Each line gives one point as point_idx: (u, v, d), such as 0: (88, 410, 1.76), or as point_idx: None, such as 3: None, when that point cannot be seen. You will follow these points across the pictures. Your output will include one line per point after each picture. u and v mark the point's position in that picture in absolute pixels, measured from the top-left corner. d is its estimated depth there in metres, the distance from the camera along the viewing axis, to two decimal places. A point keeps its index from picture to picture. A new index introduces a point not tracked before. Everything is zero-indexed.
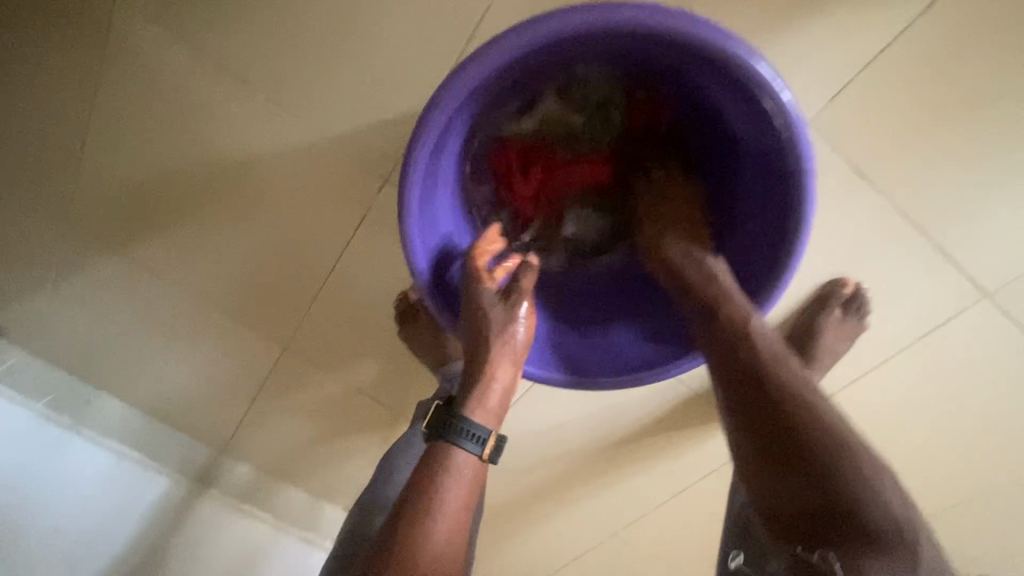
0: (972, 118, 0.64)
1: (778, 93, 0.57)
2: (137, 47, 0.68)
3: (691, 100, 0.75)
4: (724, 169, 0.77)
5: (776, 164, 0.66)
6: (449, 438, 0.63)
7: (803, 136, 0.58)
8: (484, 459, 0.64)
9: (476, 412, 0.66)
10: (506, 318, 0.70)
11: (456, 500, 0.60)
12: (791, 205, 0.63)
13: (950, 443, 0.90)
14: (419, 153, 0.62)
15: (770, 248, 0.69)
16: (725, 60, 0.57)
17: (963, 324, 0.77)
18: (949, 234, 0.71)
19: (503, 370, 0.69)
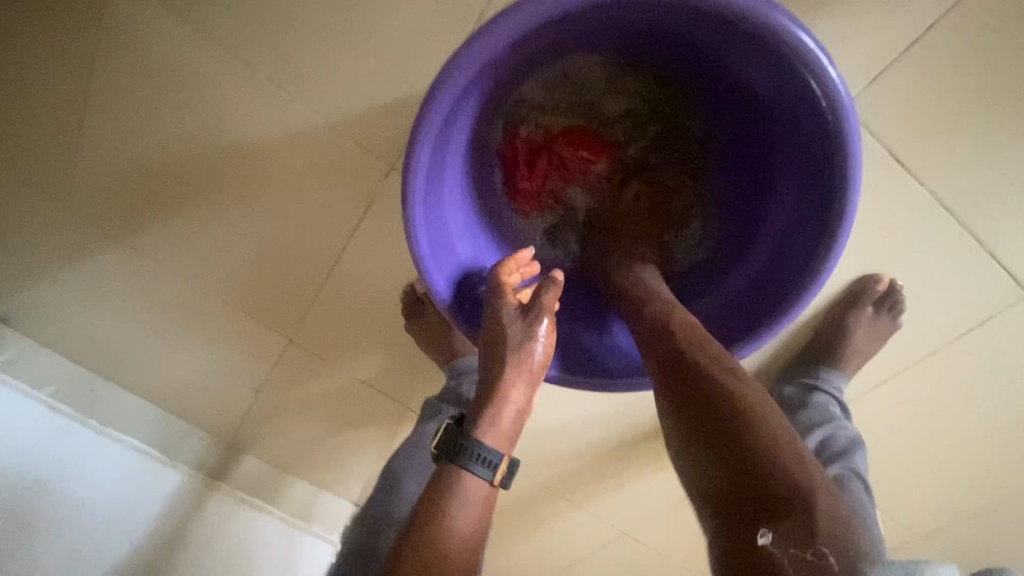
0: (1004, 114, 0.65)
1: (824, 70, 0.51)
2: (149, 42, 0.71)
3: (725, 79, 0.66)
4: (758, 159, 0.69)
5: (814, 150, 0.59)
6: (462, 469, 0.55)
7: (850, 116, 0.52)
8: (496, 485, 0.56)
9: (486, 436, 0.57)
10: (526, 333, 0.62)
11: (465, 542, 0.53)
12: (832, 192, 0.57)
13: (966, 446, 0.90)
14: (424, 140, 0.55)
15: (807, 246, 0.61)
16: (765, 31, 0.50)
17: (1002, 324, 0.78)
18: (987, 227, 0.71)
19: (519, 388, 0.60)
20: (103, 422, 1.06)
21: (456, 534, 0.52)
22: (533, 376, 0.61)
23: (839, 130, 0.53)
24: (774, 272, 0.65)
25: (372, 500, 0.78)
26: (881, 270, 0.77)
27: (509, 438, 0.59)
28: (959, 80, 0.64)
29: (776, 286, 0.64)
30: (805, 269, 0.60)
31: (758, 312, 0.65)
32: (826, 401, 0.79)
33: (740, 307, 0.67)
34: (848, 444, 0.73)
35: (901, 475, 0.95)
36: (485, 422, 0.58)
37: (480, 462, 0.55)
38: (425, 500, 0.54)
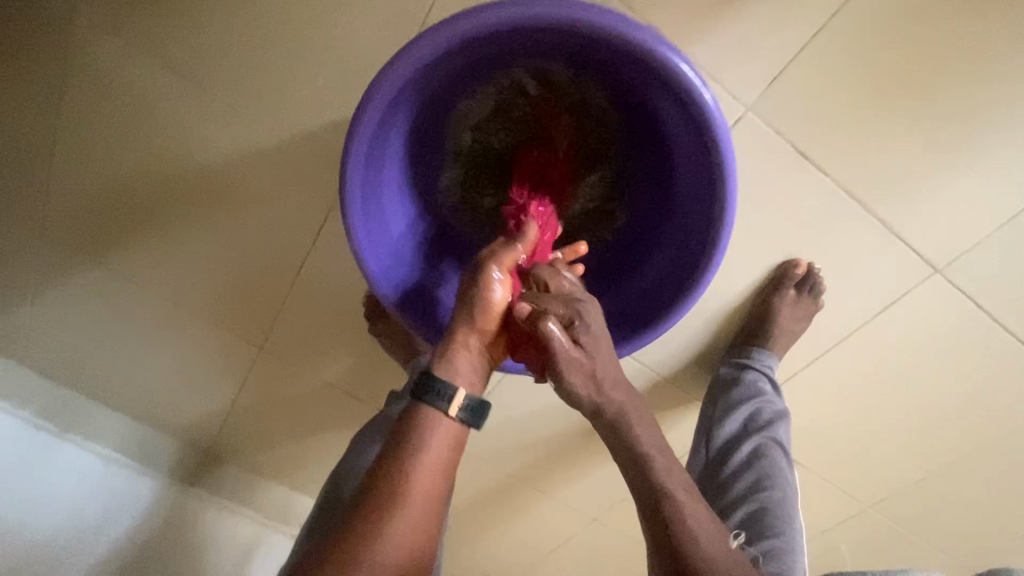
0: (890, 108, 0.72)
1: (698, 91, 0.57)
2: (110, 70, 0.76)
3: (626, 108, 0.70)
4: (657, 180, 0.73)
5: (700, 163, 0.65)
6: (431, 397, 0.59)
7: (721, 128, 0.58)
8: (454, 416, 0.58)
9: (441, 371, 0.60)
10: (475, 282, 0.64)
11: (437, 460, 0.57)
12: (713, 204, 0.63)
13: (901, 418, 0.96)
14: (356, 155, 0.61)
15: (699, 245, 0.67)
16: (643, 53, 0.56)
17: (915, 300, 0.84)
18: (889, 211, 0.79)
19: (472, 332, 0.63)
20: (84, 436, 1.10)
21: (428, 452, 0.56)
22: (487, 323, 0.64)
23: (715, 143, 0.59)
24: (675, 267, 0.70)
25: (338, 465, 0.80)
26: (797, 255, 0.84)
27: (469, 375, 0.62)
28: (846, 81, 0.71)
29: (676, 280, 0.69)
30: (698, 261, 0.66)
31: (663, 301, 0.70)
32: (757, 377, 0.86)
33: (648, 300, 0.72)
34: (772, 417, 0.84)
35: (842, 448, 1.02)
36: (439, 362, 0.61)
37: (447, 392, 0.59)
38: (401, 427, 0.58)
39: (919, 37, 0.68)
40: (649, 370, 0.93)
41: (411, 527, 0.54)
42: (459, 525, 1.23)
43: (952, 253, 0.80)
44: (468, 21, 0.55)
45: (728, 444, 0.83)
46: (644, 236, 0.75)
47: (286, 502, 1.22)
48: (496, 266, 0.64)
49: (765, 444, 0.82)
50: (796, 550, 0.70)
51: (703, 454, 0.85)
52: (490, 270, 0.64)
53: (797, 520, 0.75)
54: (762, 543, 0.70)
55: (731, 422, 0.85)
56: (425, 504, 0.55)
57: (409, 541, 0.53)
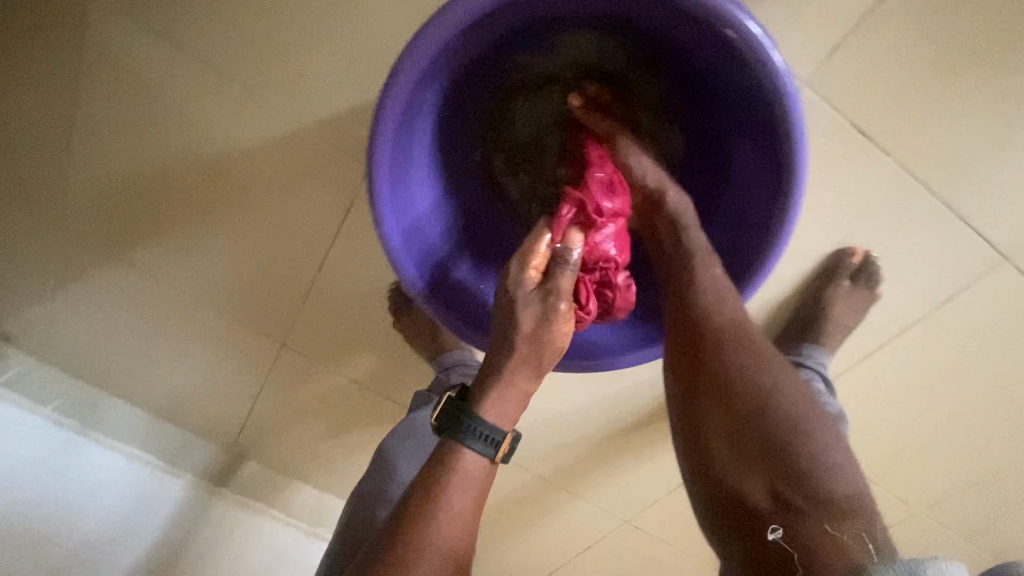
0: (960, 80, 0.66)
1: (767, 54, 0.52)
2: (123, 56, 0.73)
3: (679, 75, 0.66)
4: (712, 156, 0.68)
5: (764, 136, 0.59)
6: (459, 445, 0.55)
7: (792, 94, 0.53)
8: (495, 459, 0.55)
9: (488, 414, 0.55)
10: (540, 318, 0.56)
11: (463, 516, 0.54)
12: (780, 182, 0.58)
13: (961, 417, 0.90)
14: (384, 134, 0.57)
15: (760, 227, 0.62)
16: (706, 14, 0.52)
17: (982, 291, 0.78)
18: (956, 194, 0.72)
19: (526, 376, 0.57)
20: (106, 435, 1.09)
21: (454, 509, 0.53)
22: (543, 365, 0.58)
23: (785, 112, 0.54)
24: (731, 251, 0.65)
25: (365, 480, 0.79)
26: (853, 242, 0.78)
27: (514, 412, 0.57)
28: (914, 49, 0.65)
29: (732, 264, 0.64)
30: (759, 244, 0.61)
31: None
32: (810, 376, 0.80)
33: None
34: (829, 417, 0.75)
35: (897, 448, 0.95)
36: (487, 401, 0.56)
37: (479, 440, 0.55)
38: (424, 478, 0.54)
39: None
40: None
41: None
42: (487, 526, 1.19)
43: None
44: None
45: None
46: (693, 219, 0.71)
47: (310, 502, 1.19)
48: (564, 304, 0.57)
49: None
50: None
51: None
52: (560, 308, 0.56)
53: None
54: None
55: None
56: (450, 562, 0.53)
57: None
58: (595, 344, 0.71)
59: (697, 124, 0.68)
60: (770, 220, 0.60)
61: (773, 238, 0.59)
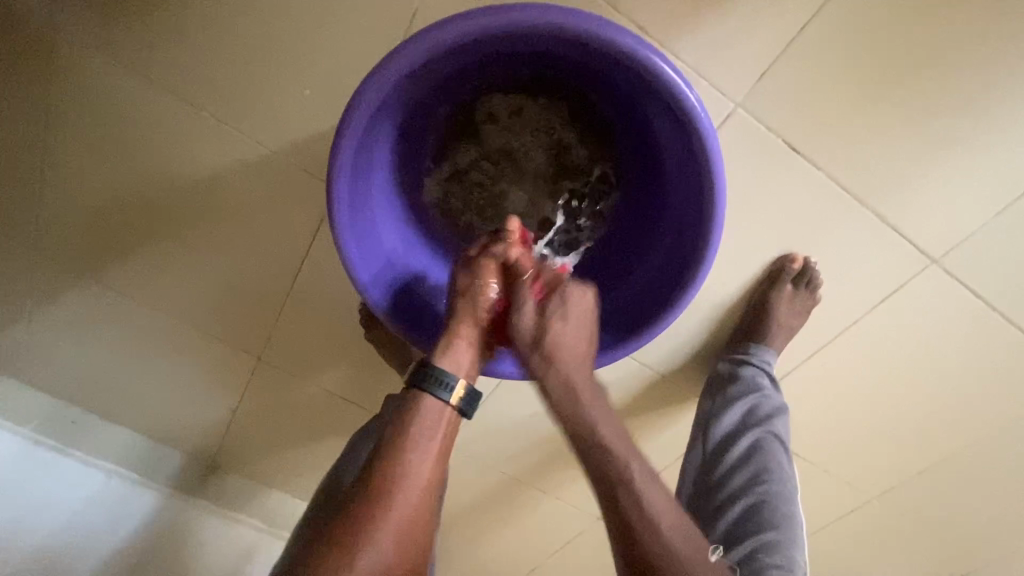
0: (880, 100, 0.72)
1: (685, 93, 0.57)
2: (93, 85, 0.76)
3: (618, 111, 0.70)
4: (649, 183, 0.73)
5: (691, 167, 0.65)
6: (424, 394, 0.62)
7: (710, 129, 0.58)
8: (454, 406, 0.62)
9: (443, 361, 0.64)
10: (473, 279, 0.68)
11: (431, 458, 0.59)
12: (704, 211, 0.63)
13: (904, 409, 0.96)
14: (341, 166, 0.61)
15: (688, 252, 0.67)
16: (629, 58, 0.57)
17: (914, 291, 0.84)
18: (885, 204, 0.78)
19: (467, 328, 0.67)
20: (85, 451, 1.11)
21: (421, 449, 0.59)
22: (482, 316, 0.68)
23: (704, 146, 0.59)
24: (665, 273, 0.71)
25: (344, 457, 0.81)
26: (794, 249, 0.83)
27: (469, 367, 0.66)
28: (839, 74, 0.70)
29: (666, 284, 0.69)
30: (687, 269, 0.66)
31: (650, 308, 0.70)
32: (756, 372, 0.85)
33: (638, 306, 0.72)
34: (772, 411, 0.84)
35: (847, 439, 1.01)
36: (441, 352, 0.64)
37: (440, 386, 0.62)
38: (397, 425, 0.60)
39: (910, 25, 0.67)
40: (648, 368, 0.93)
41: (405, 522, 0.56)
42: (464, 528, 1.23)
43: (949, 243, 0.80)
44: (452, 29, 0.55)
45: (725, 438, 0.84)
46: (635, 239, 0.76)
47: (290, 512, 1.21)
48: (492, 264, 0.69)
49: (765, 439, 0.82)
50: (794, 543, 0.72)
51: (701, 447, 0.86)
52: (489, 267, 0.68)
53: (796, 512, 0.77)
54: (765, 535, 0.72)
55: (728, 417, 0.85)
56: (418, 499, 0.57)
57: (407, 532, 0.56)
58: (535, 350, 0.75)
59: (638, 152, 0.73)
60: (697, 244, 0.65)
61: (696, 264, 0.65)
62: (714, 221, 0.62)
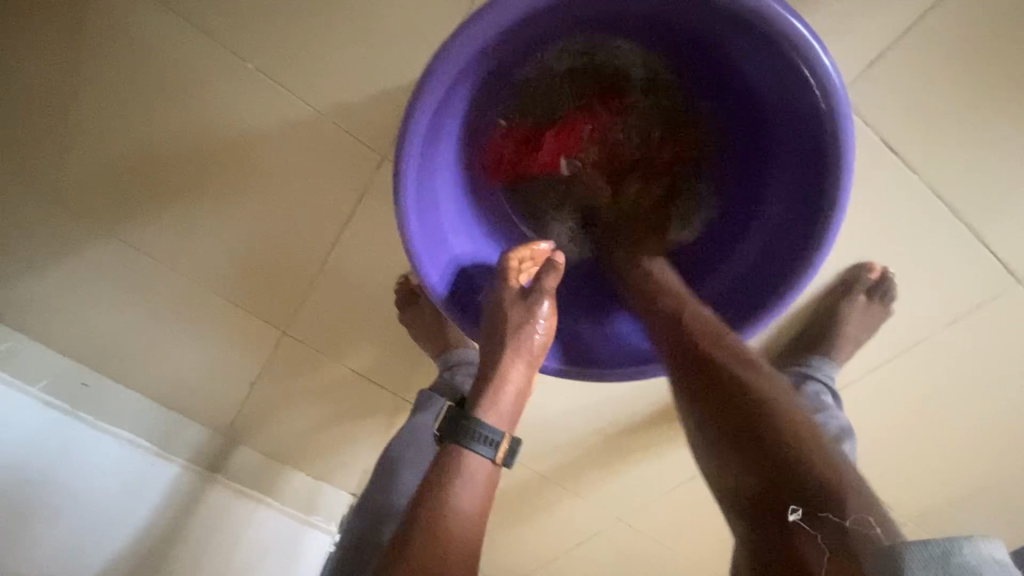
0: (996, 103, 0.65)
1: (821, 63, 0.52)
2: (128, 25, 0.69)
3: (719, 85, 0.69)
4: (744, 166, 0.71)
5: (808, 150, 0.60)
6: (464, 448, 0.56)
7: (843, 107, 0.53)
8: (498, 463, 0.57)
9: (487, 416, 0.58)
10: (525, 317, 0.63)
11: (471, 525, 0.53)
12: (819, 200, 0.59)
13: (959, 429, 0.91)
14: (416, 128, 0.57)
15: (794, 243, 0.63)
16: (761, 23, 0.52)
17: (995, 309, 0.78)
18: (981, 216, 0.72)
19: (517, 369, 0.62)
20: (96, 414, 1.05)
21: (464, 511, 0.53)
22: (532, 357, 0.63)
23: (833, 125, 0.54)
24: (765, 267, 0.66)
25: (367, 495, 0.78)
26: (872, 258, 0.77)
27: (513, 415, 0.61)
28: (958, 70, 0.63)
29: (765, 278, 0.65)
30: (795, 260, 0.62)
31: (747, 304, 0.66)
32: (819, 390, 0.79)
33: (731, 302, 0.68)
34: (838, 433, 0.73)
35: (896, 458, 0.96)
36: (487, 402, 0.59)
37: (482, 441, 0.56)
38: (433, 482, 0.54)
39: None
40: None
41: None
42: None
43: None
44: None
45: None
46: (726, 229, 0.72)
47: (303, 488, 1.18)
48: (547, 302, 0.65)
49: None
50: None
51: None
52: (543, 306, 0.65)
53: None
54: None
55: None
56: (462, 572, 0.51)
57: None
58: (616, 355, 0.70)
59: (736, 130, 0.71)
60: (809, 236, 0.60)
61: (805, 261, 0.60)
62: (836, 209, 0.58)
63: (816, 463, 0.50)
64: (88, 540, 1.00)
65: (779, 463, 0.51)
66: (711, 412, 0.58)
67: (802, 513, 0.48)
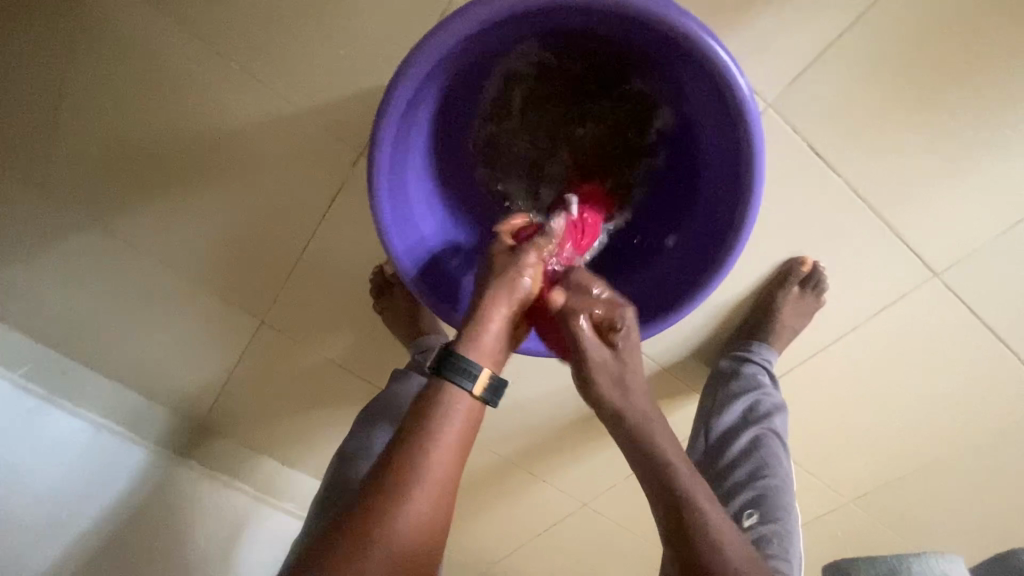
0: (905, 114, 0.74)
1: (735, 79, 0.59)
2: (118, 24, 0.73)
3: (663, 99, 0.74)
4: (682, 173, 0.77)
5: (730, 156, 0.67)
6: (450, 382, 0.61)
7: (753, 116, 0.60)
8: (478, 395, 0.61)
9: (468, 350, 0.63)
10: (512, 263, 0.68)
11: (453, 446, 0.59)
12: (737, 200, 0.66)
13: (890, 415, 0.99)
14: (388, 122, 0.62)
15: (716, 241, 0.70)
16: (686, 42, 0.58)
17: (915, 302, 0.87)
18: (898, 216, 0.80)
19: (500, 310, 0.66)
20: (74, 402, 1.08)
21: (446, 438, 0.58)
22: (518, 301, 0.67)
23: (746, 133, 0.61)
24: (688, 263, 0.73)
25: (348, 441, 0.83)
26: (804, 252, 0.86)
27: (494, 353, 0.65)
28: (870, 84, 0.72)
29: (688, 272, 0.72)
30: (713, 257, 0.69)
31: (671, 292, 0.73)
32: (757, 371, 0.88)
33: (664, 291, 0.75)
34: (771, 409, 0.87)
35: (834, 441, 1.04)
36: (467, 336, 0.64)
37: (466, 376, 0.61)
38: (421, 408, 0.60)
39: (942, 42, 0.69)
40: (651, 359, 0.95)
41: (426, 511, 0.56)
42: None
43: (953, 258, 0.83)
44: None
45: (726, 432, 0.87)
46: (657, 229, 0.79)
47: (277, 476, 1.21)
48: (535, 251, 0.68)
49: (764, 434, 0.85)
50: (791, 534, 0.75)
51: (703, 440, 0.88)
52: (529, 257, 0.68)
53: (793, 506, 0.79)
54: (765, 525, 0.75)
55: (729, 413, 0.88)
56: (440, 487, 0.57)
57: (423, 523, 0.55)
58: None
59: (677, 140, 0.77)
60: (727, 232, 0.67)
61: (723, 257, 0.67)
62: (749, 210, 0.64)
63: None
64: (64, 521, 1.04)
65: None
66: (666, 535, 0.60)
67: None
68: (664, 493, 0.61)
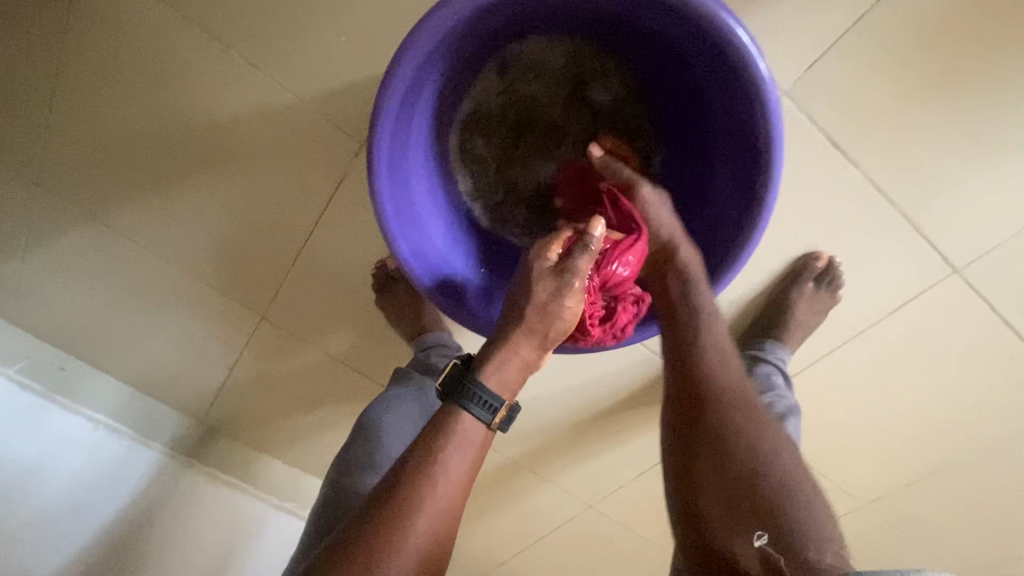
0: (926, 102, 0.71)
1: (752, 57, 0.56)
2: (113, 10, 0.71)
3: (673, 85, 0.72)
4: (694, 164, 0.75)
5: (747, 141, 0.64)
6: (460, 407, 0.59)
7: (772, 96, 0.57)
8: (492, 427, 0.59)
9: (489, 380, 0.59)
10: (552, 296, 0.59)
11: (459, 479, 0.57)
12: (754, 187, 0.63)
13: (908, 416, 0.96)
14: (388, 105, 0.60)
15: (731, 232, 0.67)
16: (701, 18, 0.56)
17: (934, 299, 0.84)
18: (918, 209, 0.77)
19: (526, 347, 0.61)
20: (72, 399, 1.07)
21: (451, 470, 0.56)
22: (548, 337, 0.61)
23: (764, 113, 0.58)
24: (710, 250, 0.70)
25: (348, 449, 0.80)
26: (819, 247, 0.83)
27: (513, 384, 0.61)
28: (890, 72, 0.69)
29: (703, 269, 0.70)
30: (732, 247, 0.66)
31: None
32: (770, 371, 0.86)
33: None
34: (784, 411, 0.82)
35: (850, 443, 1.01)
36: (488, 368, 0.60)
37: (480, 404, 0.58)
38: (426, 438, 0.58)
39: (967, 26, 0.66)
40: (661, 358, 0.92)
41: (427, 545, 0.54)
42: None
43: (975, 253, 0.79)
44: None
45: None
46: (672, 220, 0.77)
47: (279, 475, 1.19)
48: (579, 284, 0.59)
49: None
50: None
51: None
52: (574, 289, 0.59)
53: None
54: None
55: None
56: (443, 519, 0.55)
57: (424, 560, 0.53)
58: None
59: (688, 130, 0.74)
60: (745, 221, 0.64)
61: (739, 249, 0.65)
62: (768, 196, 0.61)
63: (765, 510, 0.55)
64: (67, 523, 1.02)
65: (729, 495, 0.57)
66: (684, 427, 0.62)
67: (749, 534, 0.54)
68: (692, 392, 0.63)
